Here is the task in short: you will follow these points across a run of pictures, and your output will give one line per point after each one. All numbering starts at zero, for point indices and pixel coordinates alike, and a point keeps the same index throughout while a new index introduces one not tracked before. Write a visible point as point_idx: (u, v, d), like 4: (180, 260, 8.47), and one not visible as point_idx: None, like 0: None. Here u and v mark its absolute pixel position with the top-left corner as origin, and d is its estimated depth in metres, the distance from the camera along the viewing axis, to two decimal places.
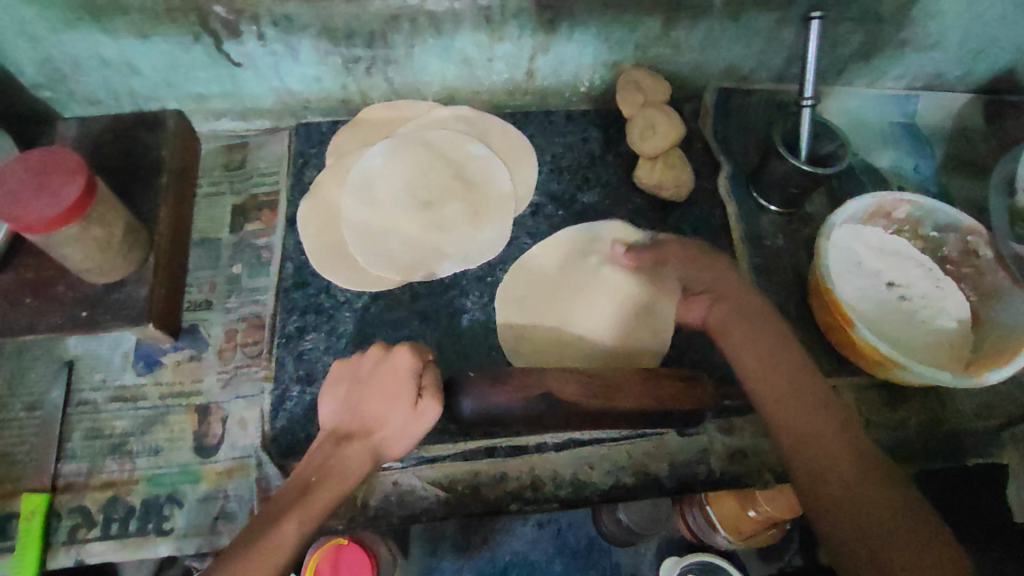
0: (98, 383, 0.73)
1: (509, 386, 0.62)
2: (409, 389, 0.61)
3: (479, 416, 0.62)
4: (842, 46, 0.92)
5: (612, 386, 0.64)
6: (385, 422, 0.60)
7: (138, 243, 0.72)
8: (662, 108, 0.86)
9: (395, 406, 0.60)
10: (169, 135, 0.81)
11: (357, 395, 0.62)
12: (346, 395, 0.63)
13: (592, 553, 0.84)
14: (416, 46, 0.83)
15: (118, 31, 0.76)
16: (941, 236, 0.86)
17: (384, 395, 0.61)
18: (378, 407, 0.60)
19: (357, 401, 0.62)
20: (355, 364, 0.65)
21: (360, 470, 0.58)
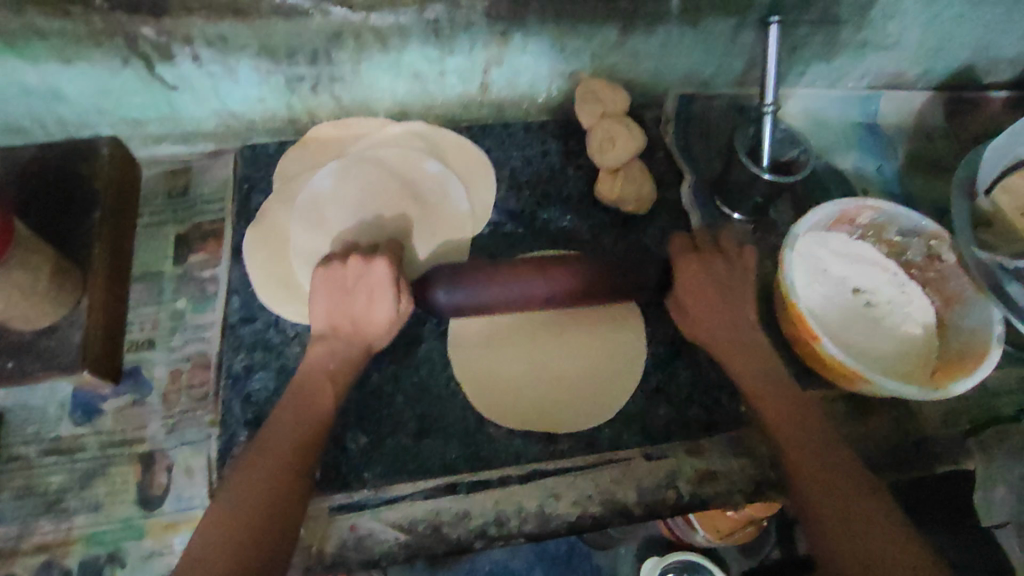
0: (31, 436, 0.69)
1: (490, 278, 0.66)
2: (387, 296, 0.66)
3: (453, 306, 0.66)
4: (802, 48, 0.90)
5: (554, 269, 0.68)
6: (365, 316, 0.67)
7: (69, 285, 0.68)
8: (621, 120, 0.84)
9: (380, 305, 0.66)
10: (102, 165, 0.77)
11: (344, 302, 0.67)
12: (330, 297, 0.68)
13: (573, 559, 0.97)
14: (362, 63, 0.80)
15: (37, 57, 0.71)
16: (904, 241, 0.84)
17: (367, 297, 0.67)
18: (351, 302, 0.67)
19: (341, 302, 0.67)
20: (338, 274, 0.68)
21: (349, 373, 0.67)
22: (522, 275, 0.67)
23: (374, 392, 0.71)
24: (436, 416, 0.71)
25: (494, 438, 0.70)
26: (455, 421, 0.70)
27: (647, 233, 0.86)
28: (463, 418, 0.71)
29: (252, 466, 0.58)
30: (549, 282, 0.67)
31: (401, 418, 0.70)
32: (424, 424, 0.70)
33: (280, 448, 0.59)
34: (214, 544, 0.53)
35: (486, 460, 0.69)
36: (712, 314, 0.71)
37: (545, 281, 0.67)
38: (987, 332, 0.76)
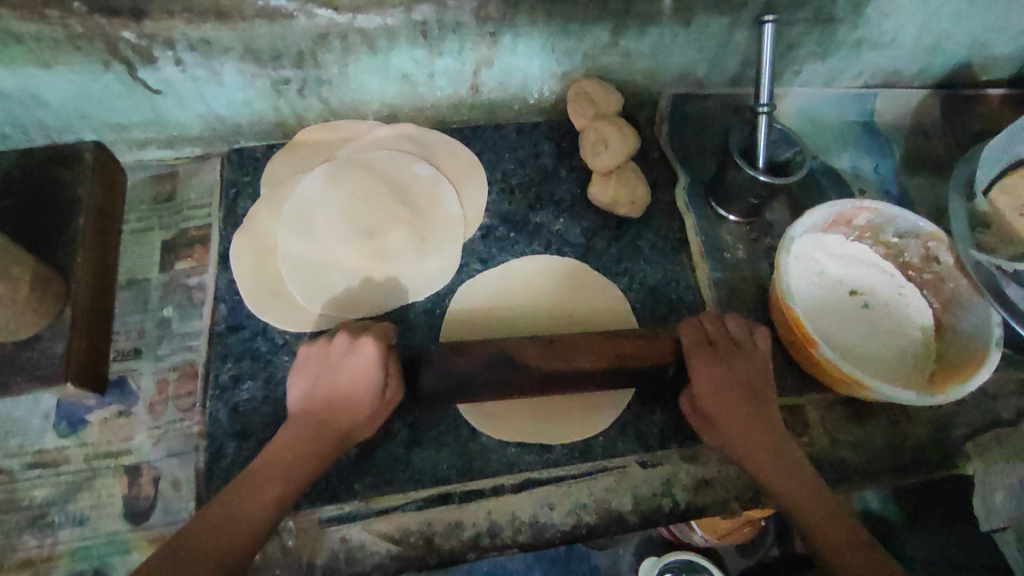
0: (14, 449, 0.67)
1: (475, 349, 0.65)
2: (370, 381, 0.62)
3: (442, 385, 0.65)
4: (797, 47, 0.89)
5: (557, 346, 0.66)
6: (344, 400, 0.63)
7: (51, 295, 0.66)
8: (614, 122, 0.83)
9: (363, 386, 0.62)
10: (85, 171, 0.75)
11: (330, 381, 0.63)
12: (313, 379, 0.64)
13: (571, 560, 0.96)
14: (350, 65, 0.78)
15: (15, 61, 0.69)
16: (901, 243, 0.83)
17: (353, 383, 0.62)
18: (333, 378, 0.63)
19: (328, 379, 0.63)
20: (325, 347, 0.65)
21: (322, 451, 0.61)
22: (516, 349, 0.65)
23: None
24: (427, 425, 0.69)
25: (486, 447, 0.69)
26: (447, 430, 0.69)
27: (641, 236, 0.85)
28: (455, 427, 0.69)
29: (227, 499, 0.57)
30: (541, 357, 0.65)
31: (392, 427, 0.69)
32: (415, 433, 0.69)
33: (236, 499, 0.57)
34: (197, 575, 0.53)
35: (479, 470, 0.68)
36: (717, 409, 0.64)
37: (540, 363, 0.65)
38: (985, 336, 0.75)
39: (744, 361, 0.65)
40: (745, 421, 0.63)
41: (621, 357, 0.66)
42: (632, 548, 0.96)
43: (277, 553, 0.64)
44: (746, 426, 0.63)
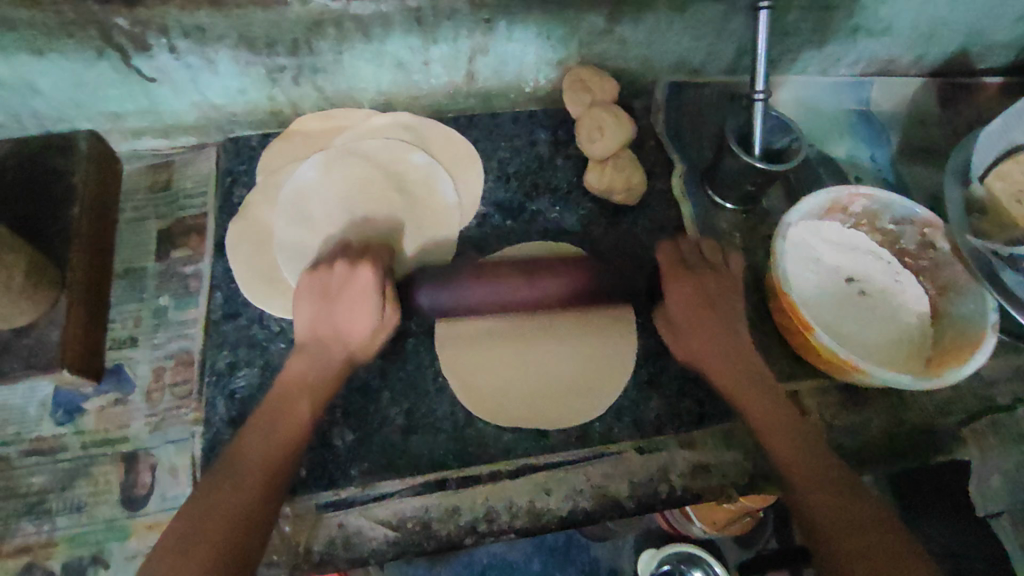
0: (12, 437, 0.67)
1: (474, 276, 0.68)
2: (370, 304, 0.65)
3: (437, 310, 0.67)
4: (793, 35, 0.89)
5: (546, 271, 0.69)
6: (347, 330, 0.65)
7: (46, 283, 0.66)
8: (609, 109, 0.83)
9: (363, 315, 0.65)
10: (79, 160, 0.75)
11: (331, 312, 0.66)
12: (315, 305, 0.67)
13: (570, 549, 0.96)
14: (345, 52, 0.78)
15: (8, 49, 0.69)
16: (898, 229, 0.83)
17: (354, 305, 0.65)
18: (337, 308, 0.66)
19: (327, 312, 0.66)
20: (324, 278, 0.67)
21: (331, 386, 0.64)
22: (504, 273, 0.68)
23: (361, 387, 0.70)
24: (423, 411, 0.69)
25: (483, 433, 0.69)
26: (443, 417, 0.69)
27: (638, 223, 0.85)
28: (451, 413, 0.69)
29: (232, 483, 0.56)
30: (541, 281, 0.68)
31: (388, 414, 0.69)
32: (411, 419, 0.69)
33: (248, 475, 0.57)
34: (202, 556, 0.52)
35: (475, 456, 0.68)
36: (690, 331, 0.68)
37: (543, 287, 0.68)
38: (981, 322, 0.75)
39: (723, 283, 0.70)
40: (770, 408, 0.64)
41: (615, 270, 0.70)
42: (632, 540, 0.96)
43: (275, 539, 0.64)
44: (767, 410, 0.64)
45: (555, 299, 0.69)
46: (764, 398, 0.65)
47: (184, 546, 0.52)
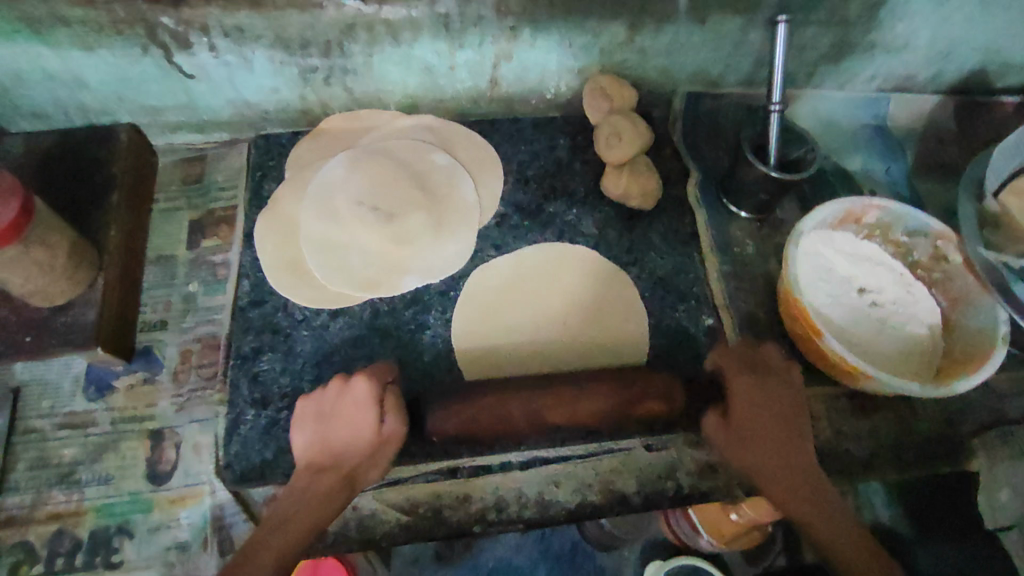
0: (46, 410, 0.70)
1: (483, 411, 0.65)
2: (388, 458, 0.62)
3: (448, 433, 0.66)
4: (810, 49, 0.91)
5: (557, 395, 0.66)
6: (359, 478, 0.61)
7: (85, 264, 0.70)
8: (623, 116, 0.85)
9: (361, 423, 0.61)
10: (119, 150, 0.79)
11: (325, 430, 0.62)
12: (314, 431, 0.63)
13: (577, 556, 0.95)
14: (375, 55, 0.81)
15: (61, 44, 0.73)
16: (910, 241, 0.85)
17: (351, 424, 0.62)
18: (353, 456, 0.61)
19: (320, 430, 0.63)
20: (319, 398, 0.65)
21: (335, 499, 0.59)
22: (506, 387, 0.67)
23: None
24: None
25: None
26: None
27: (652, 228, 0.87)
28: None
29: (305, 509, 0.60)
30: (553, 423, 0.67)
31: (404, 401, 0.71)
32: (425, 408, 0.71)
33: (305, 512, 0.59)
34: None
35: (488, 445, 0.69)
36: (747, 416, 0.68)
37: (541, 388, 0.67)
38: (993, 332, 0.76)
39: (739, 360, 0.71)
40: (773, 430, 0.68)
41: (621, 392, 0.67)
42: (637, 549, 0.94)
43: None
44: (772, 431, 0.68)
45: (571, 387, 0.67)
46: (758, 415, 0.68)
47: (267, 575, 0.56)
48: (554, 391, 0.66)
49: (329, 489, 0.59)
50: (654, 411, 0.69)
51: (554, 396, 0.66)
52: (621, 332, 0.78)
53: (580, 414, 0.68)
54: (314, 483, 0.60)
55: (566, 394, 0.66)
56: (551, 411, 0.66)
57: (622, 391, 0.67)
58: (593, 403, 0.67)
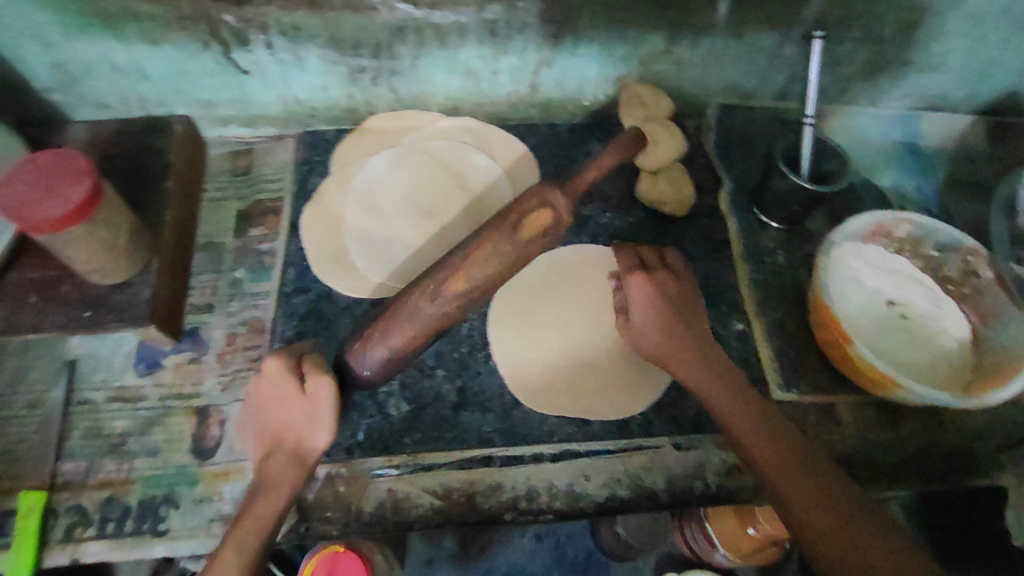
0: (99, 382, 0.74)
1: (397, 327, 0.66)
2: (327, 418, 0.63)
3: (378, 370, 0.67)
4: (845, 65, 0.93)
5: (463, 263, 0.66)
6: (304, 444, 0.63)
7: (142, 246, 0.73)
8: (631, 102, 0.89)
9: (288, 399, 0.64)
10: (176, 140, 0.83)
11: (259, 415, 0.66)
12: (255, 425, 0.67)
13: (590, 565, 1.00)
14: (422, 58, 0.85)
15: (129, 37, 0.78)
16: (941, 256, 0.85)
17: (276, 403, 0.65)
18: (293, 419, 0.64)
19: (257, 420, 0.66)
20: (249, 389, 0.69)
21: (290, 473, 0.62)
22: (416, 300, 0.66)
23: (417, 364, 0.75)
24: (475, 390, 0.74)
25: (529, 416, 0.73)
26: (493, 397, 0.73)
27: (685, 234, 0.89)
28: (501, 394, 0.74)
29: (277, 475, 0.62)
30: (457, 296, 0.66)
31: (441, 390, 0.73)
32: (463, 397, 0.73)
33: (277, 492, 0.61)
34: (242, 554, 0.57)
35: (522, 435, 0.72)
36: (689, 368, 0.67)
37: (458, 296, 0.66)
38: (1022, 347, 0.76)
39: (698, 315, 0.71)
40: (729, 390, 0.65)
41: (515, 241, 0.66)
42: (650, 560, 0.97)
43: (329, 496, 0.69)
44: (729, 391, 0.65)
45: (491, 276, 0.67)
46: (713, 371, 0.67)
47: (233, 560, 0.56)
48: (463, 253, 0.67)
49: (280, 465, 0.62)
50: (540, 228, 0.67)
51: (457, 266, 0.66)
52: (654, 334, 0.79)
53: (485, 275, 0.66)
54: (268, 465, 0.63)
55: (470, 252, 0.66)
56: (451, 283, 0.66)
57: (513, 237, 0.67)
58: (487, 262, 0.66)
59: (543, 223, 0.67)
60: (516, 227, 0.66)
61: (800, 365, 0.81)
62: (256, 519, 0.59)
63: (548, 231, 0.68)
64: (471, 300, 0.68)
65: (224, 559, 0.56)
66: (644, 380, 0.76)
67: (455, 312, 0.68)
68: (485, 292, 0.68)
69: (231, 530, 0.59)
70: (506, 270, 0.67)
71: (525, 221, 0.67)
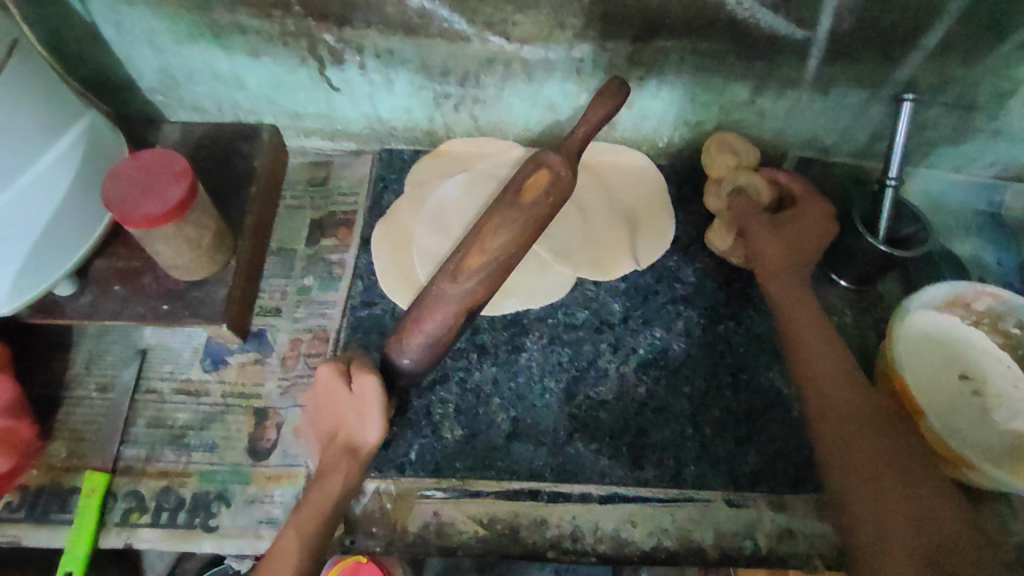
0: (167, 373, 0.76)
1: (429, 313, 0.65)
2: (376, 413, 0.64)
3: (421, 359, 0.66)
4: (931, 129, 0.91)
5: (475, 241, 0.67)
6: (357, 439, 0.64)
7: (224, 247, 0.76)
8: (615, 98, 0.72)
9: (343, 404, 0.66)
10: (262, 147, 0.86)
11: (316, 416, 0.68)
12: (315, 427, 0.68)
13: None
14: (506, 89, 0.86)
15: (234, 49, 0.82)
16: (1022, 335, 0.81)
17: (332, 408, 0.66)
18: (345, 412, 0.66)
19: (317, 423, 0.68)
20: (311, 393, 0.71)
21: (345, 466, 0.63)
22: (439, 283, 0.67)
23: (473, 390, 0.75)
24: (528, 422, 0.73)
25: (580, 454, 0.72)
26: (546, 431, 0.73)
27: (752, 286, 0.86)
28: (554, 428, 0.73)
29: (327, 474, 0.63)
30: (477, 270, 0.66)
31: (495, 419, 0.73)
32: (516, 427, 0.73)
33: (330, 487, 0.62)
34: (301, 541, 0.59)
35: (572, 473, 0.71)
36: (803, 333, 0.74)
37: (478, 265, 0.66)
38: None
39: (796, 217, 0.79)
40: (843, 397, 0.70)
41: (521, 207, 0.67)
42: None
43: (376, 512, 0.69)
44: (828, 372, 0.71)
45: (512, 240, 0.67)
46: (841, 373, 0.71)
47: (292, 551, 0.59)
48: (475, 231, 0.68)
49: (333, 462, 0.64)
50: (544, 188, 0.68)
51: (472, 245, 0.67)
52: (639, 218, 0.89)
53: (503, 244, 0.66)
54: (326, 456, 0.65)
55: (480, 230, 0.67)
56: (467, 259, 0.66)
57: (518, 204, 0.67)
58: (501, 230, 0.66)
59: (545, 182, 0.68)
60: (517, 193, 0.68)
61: None
62: (314, 508, 0.61)
63: (554, 190, 0.68)
64: (497, 273, 0.67)
65: (284, 548, 0.59)
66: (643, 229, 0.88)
67: (484, 289, 0.67)
68: (504, 266, 0.67)
69: (294, 517, 0.61)
70: (523, 236, 0.67)
71: (525, 186, 0.68)
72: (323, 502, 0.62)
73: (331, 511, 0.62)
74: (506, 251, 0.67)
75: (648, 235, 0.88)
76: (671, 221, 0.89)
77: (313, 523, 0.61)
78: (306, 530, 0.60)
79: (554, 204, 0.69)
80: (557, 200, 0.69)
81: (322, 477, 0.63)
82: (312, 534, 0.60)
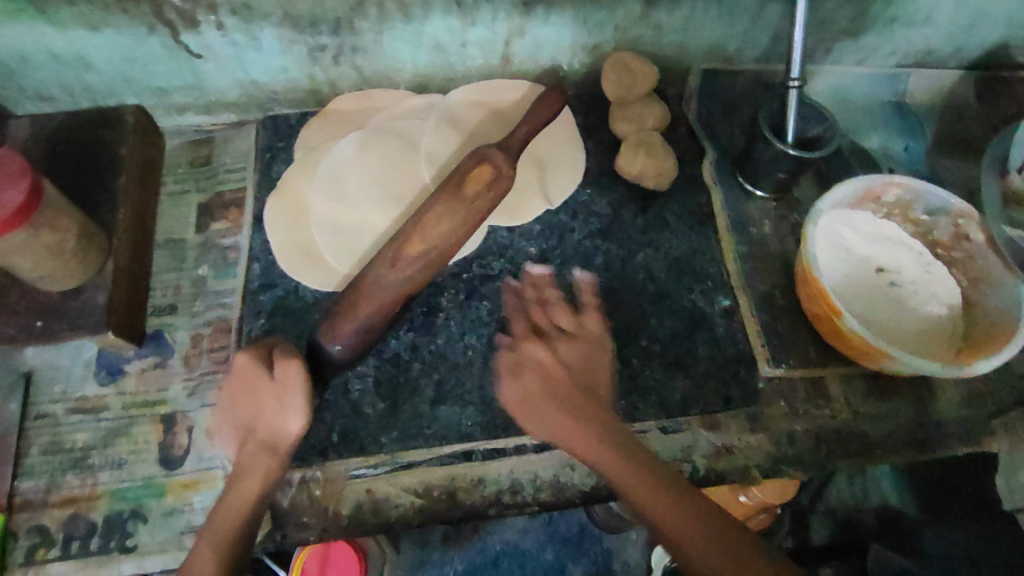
0: (58, 394, 0.70)
1: (364, 301, 0.63)
2: (301, 401, 0.61)
3: (350, 351, 0.65)
4: (831, 23, 0.88)
5: (416, 227, 0.64)
6: (278, 431, 0.61)
7: (95, 248, 0.69)
8: (554, 103, 0.72)
9: (264, 395, 0.61)
10: (127, 132, 0.77)
11: (231, 406, 0.63)
12: (229, 418, 0.64)
13: (583, 540, 1.00)
14: (385, 33, 0.79)
15: (66, 23, 0.72)
16: (931, 220, 0.81)
17: (251, 400, 0.62)
18: (264, 403, 0.62)
19: (234, 416, 0.63)
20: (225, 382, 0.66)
21: (263, 462, 0.60)
22: (380, 269, 0.64)
23: (392, 358, 0.72)
24: (453, 383, 0.71)
25: None
26: (472, 390, 0.70)
27: (668, 211, 0.84)
28: (479, 387, 0.70)
29: (244, 472, 0.60)
30: (415, 259, 0.63)
31: (419, 385, 0.70)
32: (441, 391, 0.70)
33: (249, 487, 0.59)
34: (214, 536, 0.58)
35: (504, 428, 0.69)
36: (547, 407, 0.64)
37: (422, 259, 0.63)
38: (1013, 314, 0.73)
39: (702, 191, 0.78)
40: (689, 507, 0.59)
41: (463, 199, 0.64)
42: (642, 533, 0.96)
43: (306, 501, 0.67)
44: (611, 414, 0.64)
45: (452, 234, 0.64)
46: (738, 541, 0.58)
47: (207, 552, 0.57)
48: (416, 217, 0.65)
49: (253, 460, 0.60)
50: (484, 182, 0.64)
51: (411, 230, 0.64)
52: (548, 154, 0.85)
53: (443, 236, 0.63)
54: (243, 451, 0.61)
55: (421, 215, 0.64)
56: (407, 246, 0.63)
57: (461, 194, 0.64)
58: (442, 221, 0.63)
59: (488, 177, 0.64)
60: (459, 183, 0.64)
61: (789, 341, 0.76)
62: (235, 510, 0.59)
63: (496, 187, 0.65)
64: (434, 264, 0.64)
65: (200, 558, 0.56)
66: (554, 166, 0.84)
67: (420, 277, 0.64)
68: (440, 257, 0.64)
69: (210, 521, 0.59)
70: (461, 230, 0.64)
71: (467, 178, 0.65)
72: (240, 504, 0.59)
73: (250, 511, 0.59)
74: (444, 243, 0.64)
75: (558, 169, 0.84)
76: (581, 154, 0.86)
77: (234, 522, 0.58)
78: (223, 538, 0.57)
79: (495, 200, 0.66)
80: (498, 196, 0.66)
81: (236, 479, 0.60)
82: (235, 529, 0.58)
